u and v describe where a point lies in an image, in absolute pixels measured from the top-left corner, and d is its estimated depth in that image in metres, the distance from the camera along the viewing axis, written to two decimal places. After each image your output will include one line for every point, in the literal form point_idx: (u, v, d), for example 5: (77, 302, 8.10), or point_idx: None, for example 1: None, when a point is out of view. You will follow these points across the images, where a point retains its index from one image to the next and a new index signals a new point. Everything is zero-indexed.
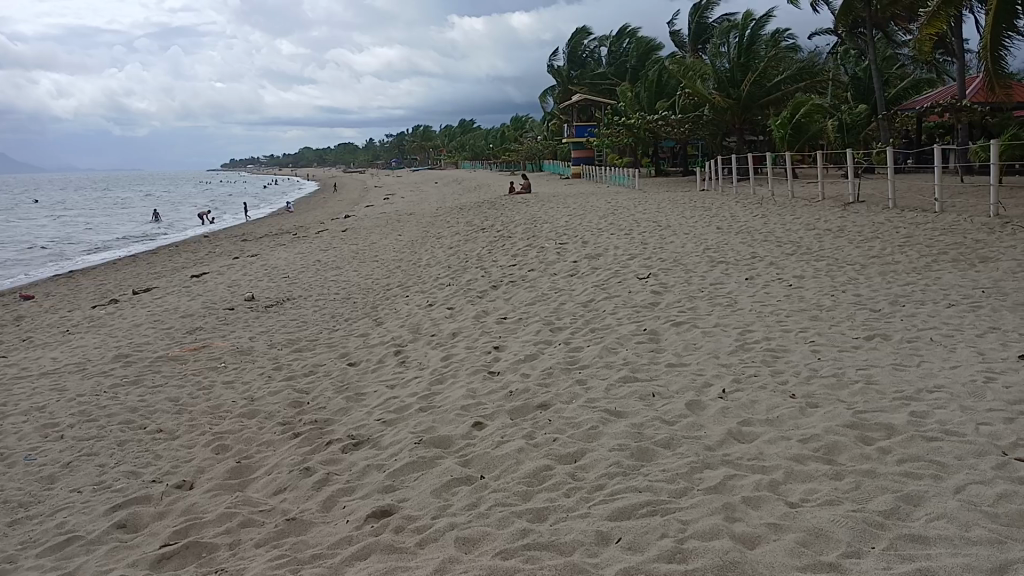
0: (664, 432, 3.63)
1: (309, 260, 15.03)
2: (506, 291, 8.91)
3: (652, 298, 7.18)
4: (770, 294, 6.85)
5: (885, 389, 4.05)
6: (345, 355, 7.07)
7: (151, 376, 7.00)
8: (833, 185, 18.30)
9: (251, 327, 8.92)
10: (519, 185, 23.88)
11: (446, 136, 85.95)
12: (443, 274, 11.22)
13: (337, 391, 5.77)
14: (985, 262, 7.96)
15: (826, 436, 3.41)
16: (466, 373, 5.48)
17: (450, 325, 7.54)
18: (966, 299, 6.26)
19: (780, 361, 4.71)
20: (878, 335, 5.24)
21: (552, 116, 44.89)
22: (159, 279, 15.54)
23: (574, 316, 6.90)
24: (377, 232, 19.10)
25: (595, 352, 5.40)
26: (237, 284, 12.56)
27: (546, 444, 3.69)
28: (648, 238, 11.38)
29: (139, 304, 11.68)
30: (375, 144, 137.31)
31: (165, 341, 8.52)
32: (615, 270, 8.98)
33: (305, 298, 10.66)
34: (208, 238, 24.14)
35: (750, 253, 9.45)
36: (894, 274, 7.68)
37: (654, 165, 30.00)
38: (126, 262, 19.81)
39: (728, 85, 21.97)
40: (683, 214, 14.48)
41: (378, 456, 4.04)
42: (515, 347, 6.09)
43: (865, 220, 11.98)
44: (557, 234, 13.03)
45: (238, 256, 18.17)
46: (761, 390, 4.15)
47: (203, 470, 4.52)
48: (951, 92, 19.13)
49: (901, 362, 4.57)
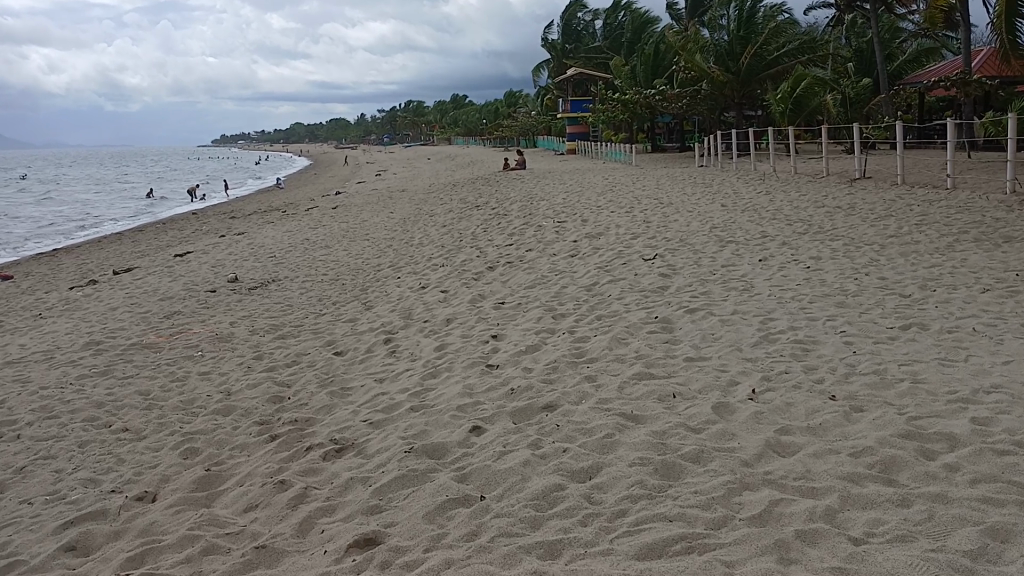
0: (692, 444, 3.17)
1: (297, 239, 14.54)
2: (503, 273, 8.44)
3: (660, 282, 6.69)
4: (788, 277, 6.37)
5: (935, 389, 3.60)
6: (331, 343, 6.57)
7: (122, 367, 6.50)
8: (838, 161, 17.81)
9: (232, 310, 8.42)
10: (514, 161, 23.26)
11: (438, 110, 84.87)
12: (437, 253, 10.73)
13: (321, 385, 5.28)
14: (1010, 242, 7.51)
15: (881, 450, 2.95)
16: (462, 366, 5.01)
17: (443, 310, 7.06)
18: (1000, 283, 5.80)
19: (811, 355, 4.25)
20: (914, 324, 4.78)
21: (545, 90, 44.11)
22: (142, 258, 15.01)
23: (579, 301, 6.41)
24: (367, 209, 18.56)
25: (603, 344, 4.93)
26: (220, 264, 12.01)
27: (555, 457, 3.22)
28: (650, 216, 10.86)
29: (117, 286, 11.13)
30: (366, 120, 136.03)
31: (139, 326, 8.01)
32: (618, 250, 8.51)
33: (291, 279, 10.15)
34: (195, 215, 23.51)
35: (759, 232, 8.98)
36: (916, 254, 7.23)
37: (651, 141, 29.41)
38: (110, 240, 19.22)
39: (727, 58, 21.34)
40: (684, 191, 13.96)
41: (363, 467, 3.56)
42: (514, 336, 5.62)
43: (875, 197, 11.49)
44: (554, 212, 12.53)
45: (224, 234, 17.62)
46: (796, 391, 3.69)
47: (168, 479, 4.05)
48: (955, 66, 18.64)
49: (947, 357, 4.09)
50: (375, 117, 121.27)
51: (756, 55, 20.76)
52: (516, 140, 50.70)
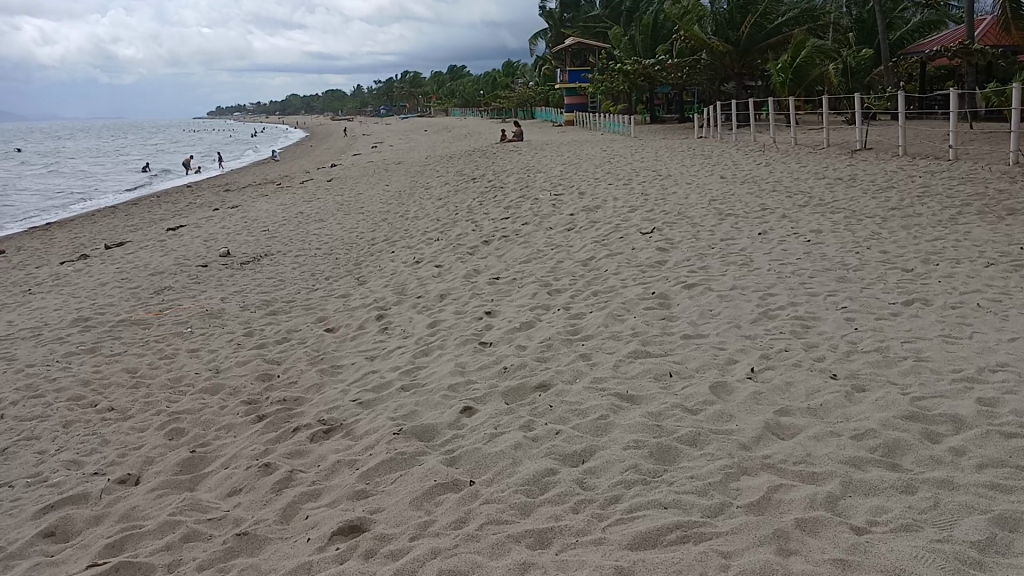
0: (688, 426, 3.06)
1: (291, 212, 14.38)
2: (498, 247, 8.31)
3: (657, 256, 6.56)
4: (787, 251, 6.24)
5: (940, 367, 3.49)
6: (322, 319, 6.45)
7: (110, 345, 6.38)
8: (838, 132, 17.59)
9: (223, 285, 8.29)
10: (511, 132, 22.99)
11: (435, 82, 84.07)
12: (432, 227, 10.58)
13: (311, 363, 5.18)
14: (1013, 215, 7.38)
15: (884, 432, 2.85)
16: (455, 343, 4.90)
17: (437, 286, 6.93)
18: (1005, 257, 5.68)
19: (811, 332, 4.14)
20: (917, 300, 4.66)
21: (542, 61, 43.61)
22: (135, 232, 14.84)
23: (574, 277, 6.29)
24: (362, 182, 18.36)
25: (599, 320, 4.82)
26: (213, 238, 11.86)
27: (547, 439, 3.13)
28: (649, 189, 10.71)
29: (108, 261, 10.98)
30: (362, 91, 134.84)
31: (129, 302, 7.88)
32: (615, 224, 8.37)
33: (283, 253, 10.01)
34: (190, 188, 23.29)
35: (759, 205, 8.84)
36: (918, 227, 7.10)
37: (650, 112, 29.10)
38: (103, 214, 19.03)
39: (727, 27, 21.07)
40: (683, 163, 13.79)
41: (350, 449, 3.45)
42: (508, 312, 5.50)
43: (876, 168, 11.32)
44: (551, 184, 12.38)
45: (218, 207, 17.43)
46: (796, 369, 3.58)
47: (152, 461, 3.95)
48: (958, 35, 18.36)
49: (951, 334, 3.99)
50: (372, 88, 120.23)
51: (757, 24, 20.44)
52: (513, 112, 50.21)
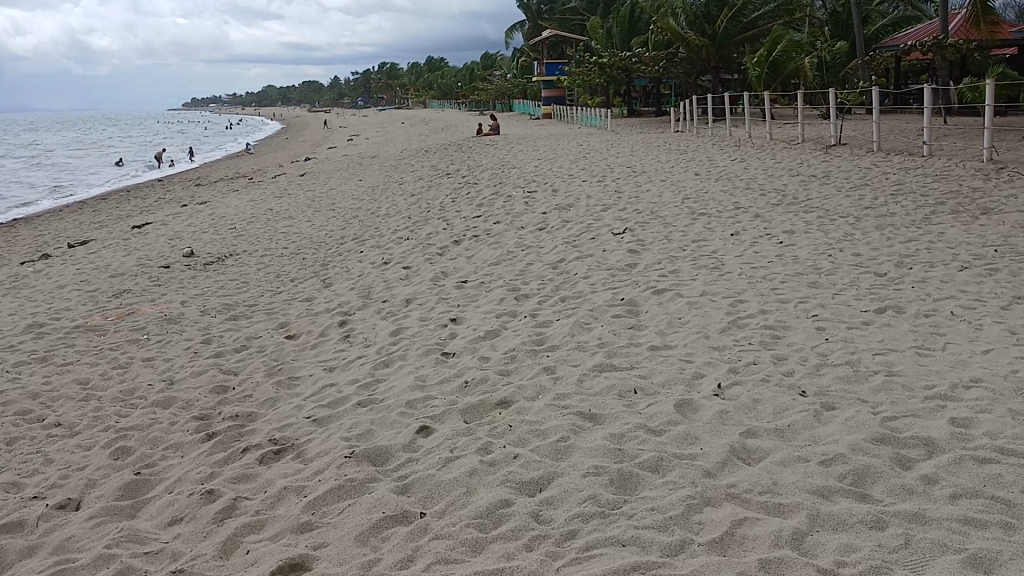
0: (651, 450, 2.92)
1: (260, 208, 14.11)
2: (468, 248, 8.15)
3: (628, 259, 6.42)
4: (760, 254, 6.14)
5: (912, 385, 3.39)
6: (284, 325, 6.25)
7: (62, 353, 6.14)
8: (813, 127, 17.57)
9: (185, 288, 8.05)
10: (487, 126, 22.79)
11: (412, 73, 83.42)
12: (403, 225, 10.39)
13: (268, 375, 4.98)
14: (987, 214, 7.32)
15: (854, 458, 2.73)
16: (416, 353, 4.73)
17: (404, 289, 6.75)
18: (978, 260, 5.61)
19: (782, 343, 4.01)
20: (890, 307, 4.56)
21: (520, 53, 43.36)
22: (100, 229, 14.48)
23: (543, 280, 6.14)
24: (335, 177, 18.08)
25: (565, 329, 4.67)
26: (179, 237, 11.58)
27: (504, 465, 2.97)
28: (622, 186, 10.59)
29: (69, 260, 10.67)
30: (339, 82, 133.69)
31: (86, 306, 7.63)
32: (587, 223, 8.24)
33: (249, 253, 9.77)
34: (160, 183, 22.87)
35: (732, 203, 8.75)
36: (892, 227, 7.03)
37: (626, 105, 28.99)
38: (69, 210, 18.60)
39: (703, 20, 20.93)
40: (658, 158, 13.70)
41: (299, 474, 3.29)
42: (474, 319, 5.34)
43: (850, 165, 11.28)
44: (525, 181, 12.22)
45: (187, 203, 17.09)
46: (765, 386, 3.46)
47: (93, 484, 3.75)
48: (932, 29, 18.39)
49: (924, 346, 3.89)
50: (349, 80, 119.24)
51: (733, 18, 20.36)
52: (490, 104, 49.92)
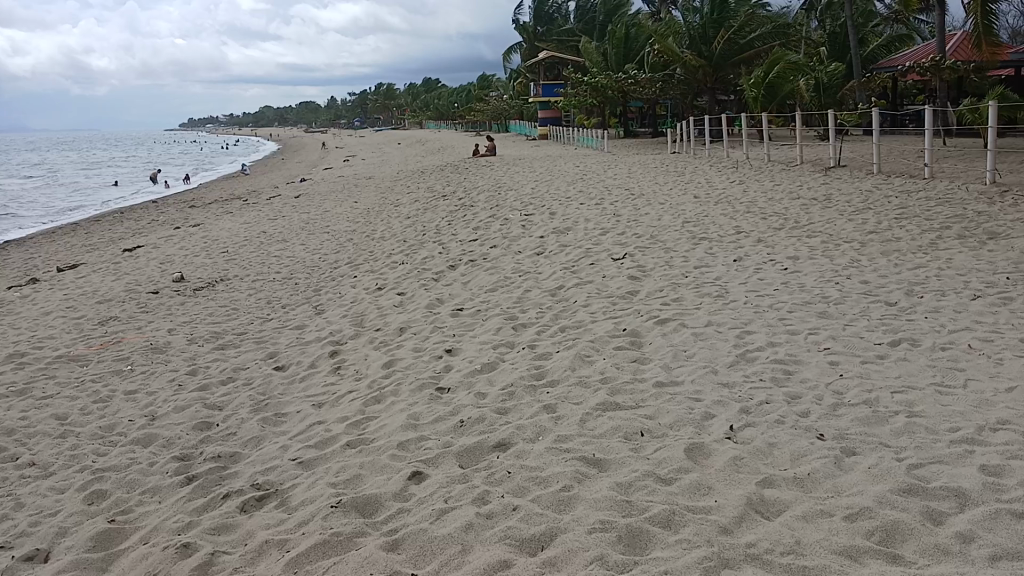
0: (661, 503, 2.71)
1: (254, 231, 13.92)
2: (464, 273, 7.96)
3: (629, 286, 6.23)
4: (765, 281, 5.96)
5: (935, 427, 3.19)
6: (273, 355, 6.03)
7: (42, 386, 5.90)
8: (811, 148, 17.49)
9: (173, 315, 7.84)
10: (483, 147, 22.69)
11: (409, 94, 83.67)
12: (398, 249, 10.21)
13: (254, 411, 4.76)
14: (995, 239, 7.14)
15: (881, 512, 2.52)
16: (410, 388, 4.52)
17: (397, 317, 6.54)
18: (991, 288, 5.42)
19: (794, 380, 3.81)
20: (905, 340, 4.36)
21: (516, 74, 43.49)
22: (90, 252, 14.27)
23: (542, 308, 5.95)
24: (330, 198, 17.94)
25: (565, 363, 4.46)
26: (169, 261, 11.37)
27: (503, 518, 2.76)
28: (621, 209, 10.42)
29: (57, 285, 10.45)
30: (336, 104, 134.16)
31: (70, 335, 7.41)
32: (586, 248, 8.06)
33: (241, 278, 9.56)
34: (155, 204, 22.71)
35: (733, 227, 8.58)
36: (899, 253, 6.85)
37: (622, 126, 28.96)
38: (61, 231, 18.38)
39: (699, 42, 20.98)
40: (656, 180, 13.55)
41: (282, 526, 3.06)
42: (469, 351, 5.13)
43: (851, 187, 11.13)
44: (522, 203, 12.05)
45: (180, 225, 16.88)
46: (780, 428, 3.25)
47: (65, 531, 3.52)
48: (928, 50, 18.36)
49: (943, 384, 3.69)
50: (346, 101, 119.62)
51: (729, 39, 20.34)
52: (487, 125, 49.96)
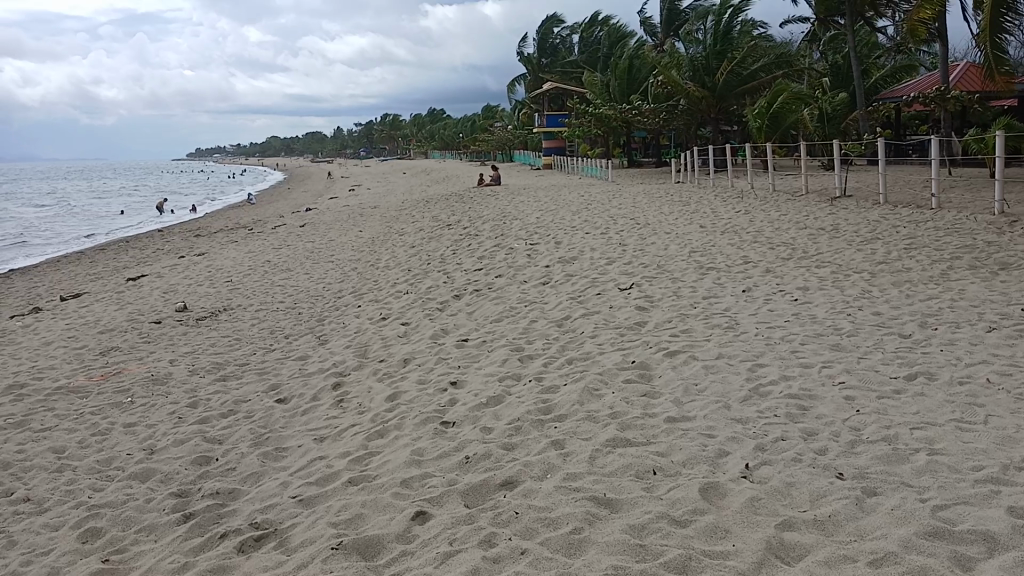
0: (675, 547, 2.60)
1: (258, 260, 13.89)
2: (469, 303, 7.89)
3: (636, 317, 6.14)
4: (775, 312, 5.86)
5: (958, 466, 3.07)
6: (275, 388, 5.93)
7: (41, 418, 5.80)
8: (816, 178, 17.48)
9: (175, 346, 7.76)
10: (488, 177, 22.73)
11: (415, 124, 84.35)
12: (402, 278, 10.14)
13: (255, 445, 4.65)
14: (1007, 270, 7.05)
15: (907, 558, 2.41)
16: (414, 422, 4.41)
17: (401, 348, 6.45)
18: (1006, 320, 5.31)
19: (809, 416, 3.70)
20: (921, 374, 4.25)
21: (521, 105, 43.80)
22: (94, 282, 14.24)
23: (548, 339, 5.85)
24: (335, 227, 17.95)
25: (573, 397, 4.35)
26: (173, 291, 11.32)
27: (510, 562, 2.64)
28: (627, 239, 10.37)
29: (60, 315, 10.39)
30: (342, 133, 135.31)
31: (71, 366, 7.32)
32: (592, 278, 7.98)
33: (244, 308, 9.49)
34: (161, 233, 22.74)
35: (741, 257, 8.50)
36: (910, 284, 6.75)
37: (626, 156, 29.06)
38: (66, 260, 18.38)
39: (703, 73, 21.08)
40: (661, 210, 13.50)
41: (280, 568, 2.95)
42: (475, 383, 5.02)
43: (858, 217, 11.06)
44: (527, 232, 12.01)
45: (184, 254, 16.87)
46: (797, 467, 3.14)
47: (57, 572, 3.40)
48: (932, 81, 18.43)
49: (964, 420, 3.57)
50: (351, 132, 120.62)
51: (732, 70, 20.42)
52: (491, 155, 50.23)
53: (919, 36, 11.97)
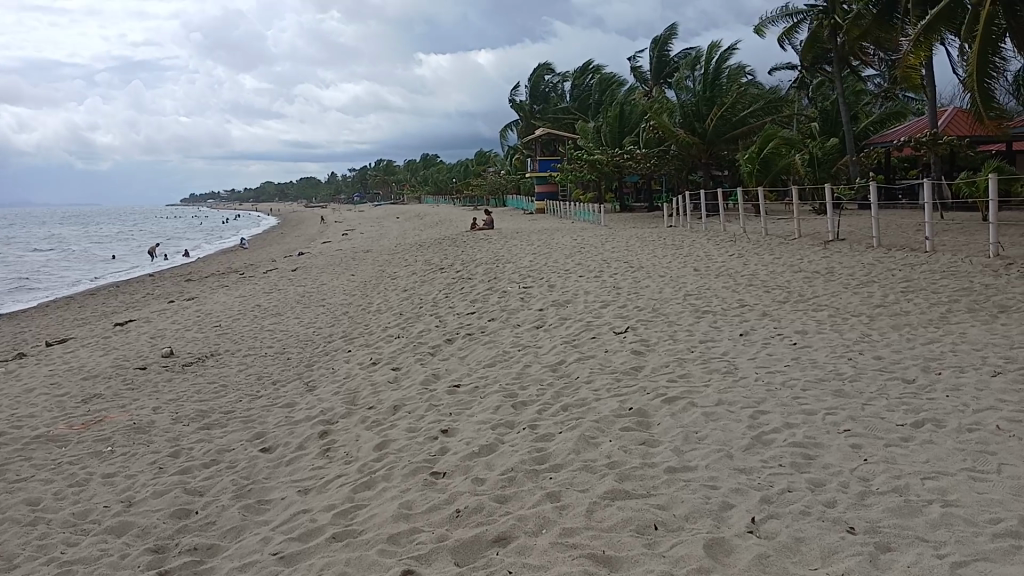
0: None
1: (248, 305, 13.74)
2: (462, 347, 7.75)
3: (633, 361, 6.00)
4: (774, 356, 5.73)
5: (975, 519, 2.92)
6: (260, 436, 5.74)
7: (17, 468, 5.58)
8: (808, 222, 17.51)
9: (159, 392, 7.56)
10: (481, 221, 22.75)
11: (408, 170, 85.04)
12: (394, 322, 10.01)
13: (237, 497, 4.46)
14: (1006, 312, 6.97)
15: None
16: (403, 472, 4.23)
17: (392, 394, 6.28)
18: (1011, 364, 5.19)
19: (816, 466, 3.54)
20: (928, 420, 4.11)
21: (514, 150, 44.21)
22: (82, 326, 14.05)
23: (543, 385, 5.70)
24: (327, 271, 17.86)
25: (569, 445, 4.19)
26: (160, 335, 11.13)
27: None
28: (621, 282, 10.29)
29: (44, 361, 10.19)
30: (336, 179, 136.24)
31: (51, 414, 7.10)
32: (587, 321, 7.86)
33: (232, 353, 9.31)
34: (152, 277, 22.61)
35: (736, 300, 8.41)
36: (909, 327, 6.66)
37: (619, 200, 29.20)
38: (55, 305, 18.18)
39: (694, 119, 21.26)
40: (654, 253, 13.46)
41: None
42: (467, 431, 4.86)
43: (853, 260, 11.02)
44: (520, 276, 11.92)
45: (175, 299, 16.72)
46: (806, 521, 2.98)
47: None
48: (921, 126, 18.62)
49: (977, 469, 3.42)
50: (345, 177, 121.50)
51: (722, 116, 20.58)
52: (484, 199, 50.52)
53: (908, 83, 12.09)
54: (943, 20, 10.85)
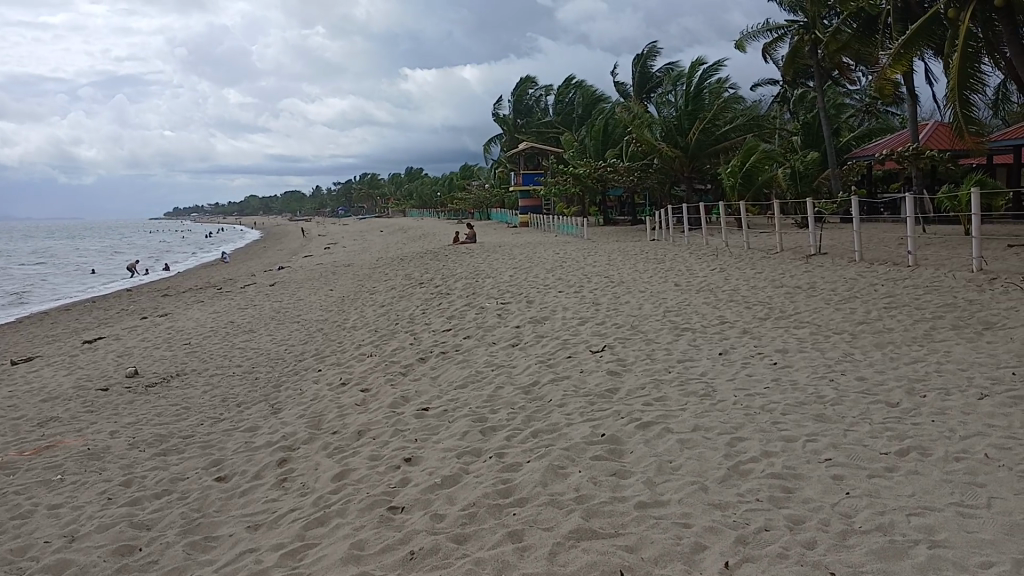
0: None
1: (221, 321, 13.42)
2: (434, 367, 7.50)
3: (608, 382, 5.77)
4: (754, 378, 5.52)
5: (966, 562, 2.70)
6: (217, 464, 5.46)
7: None
8: (790, 236, 17.41)
9: (119, 415, 7.25)
10: (464, 235, 22.52)
11: (392, 184, 84.83)
12: (368, 339, 9.74)
13: (185, 533, 4.18)
14: (991, 329, 6.80)
15: None
16: (360, 506, 3.97)
17: (358, 417, 6.02)
18: (997, 385, 4.99)
19: (795, 500, 3.32)
20: (914, 448, 3.90)
21: (497, 164, 44.12)
22: (50, 344, 13.65)
23: (514, 409, 5.44)
24: (304, 286, 17.55)
25: (537, 477, 3.94)
26: (127, 354, 10.80)
27: None
28: (600, 297, 10.08)
29: (4, 381, 9.82)
30: (320, 192, 135.74)
31: (3, 438, 6.78)
32: (563, 339, 7.64)
33: (198, 373, 8.99)
34: (127, 293, 22.19)
35: (717, 317, 8.21)
36: (893, 345, 6.46)
37: (602, 214, 29.06)
38: (24, 321, 17.74)
39: (676, 132, 21.16)
40: (635, 267, 13.27)
41: None
42: (431, 460, 4.60)
43: (835, 275, 10.87)
44: (499, 291, 11.70)
45: (148, 315, 16.34)
46: (783, 565, 2.75)
47: None
48: (902, 139, 18.60)
49: (965, 504, 3.20)
50: (329, 190, 121.05)
51: (704, 129, 20.49)
52: (468, 212, 50.35)
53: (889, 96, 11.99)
54: (924, 33, 10.73)
